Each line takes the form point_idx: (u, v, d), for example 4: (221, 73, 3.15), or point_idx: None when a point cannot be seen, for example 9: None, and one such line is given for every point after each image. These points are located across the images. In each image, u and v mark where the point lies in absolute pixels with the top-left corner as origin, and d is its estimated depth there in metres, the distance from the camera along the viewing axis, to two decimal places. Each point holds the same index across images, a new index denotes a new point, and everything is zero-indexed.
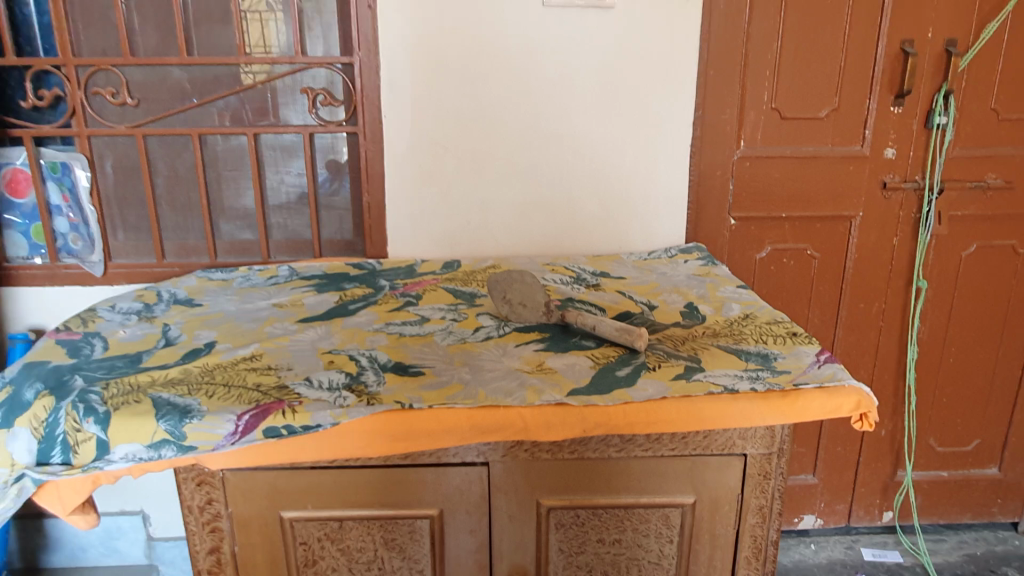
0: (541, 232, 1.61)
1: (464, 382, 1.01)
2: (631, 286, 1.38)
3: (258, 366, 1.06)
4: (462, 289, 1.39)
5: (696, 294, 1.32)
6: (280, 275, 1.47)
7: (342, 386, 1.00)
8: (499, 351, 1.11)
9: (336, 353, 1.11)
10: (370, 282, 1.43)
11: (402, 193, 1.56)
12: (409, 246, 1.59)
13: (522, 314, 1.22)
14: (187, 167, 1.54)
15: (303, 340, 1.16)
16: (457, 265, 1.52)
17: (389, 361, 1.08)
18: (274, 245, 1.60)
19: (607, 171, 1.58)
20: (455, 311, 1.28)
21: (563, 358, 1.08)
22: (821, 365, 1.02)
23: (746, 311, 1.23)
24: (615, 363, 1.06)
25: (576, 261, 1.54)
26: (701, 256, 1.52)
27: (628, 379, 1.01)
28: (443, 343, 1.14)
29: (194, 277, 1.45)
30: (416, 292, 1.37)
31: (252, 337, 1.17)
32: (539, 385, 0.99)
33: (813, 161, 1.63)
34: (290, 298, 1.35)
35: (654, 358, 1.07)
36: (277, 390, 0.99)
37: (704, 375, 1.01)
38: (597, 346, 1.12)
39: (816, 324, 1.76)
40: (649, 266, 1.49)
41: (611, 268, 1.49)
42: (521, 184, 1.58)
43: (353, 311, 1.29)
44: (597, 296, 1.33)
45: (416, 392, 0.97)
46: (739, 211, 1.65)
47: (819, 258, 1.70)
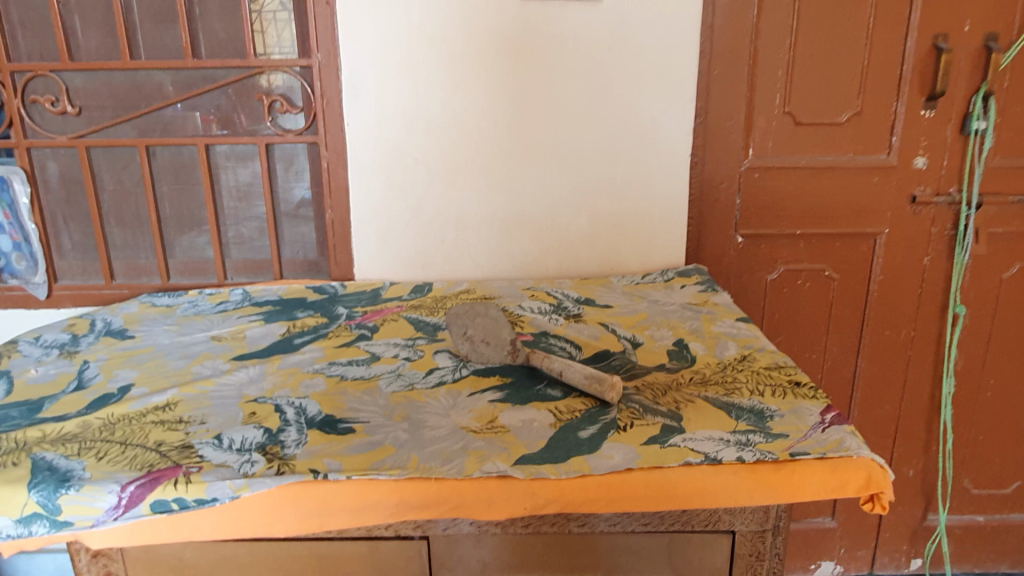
0: (523, 252, 1.45)
1: (397, 444, 0.85)
2: (615, 317, 1.21)
3: (168, 420, 0.92)
4: (425, 320, 1.23)
5: (688, 328, 1.15)
6: (231, 301, 1.34)
7: (254, 448, 0.85)
8: (448, 402, 0.95)
9: (260, 403, 0.96)
10: (326, 310, 1.28)
11: (368, 209, 1.41)
12: (376, 267, 1.44)
13: (483, 354, 1.06)
14: (134, 180, 1.41)
15: (230, 383, 1.02)
16: (427, 290, 1.38)
17: (318, 414, 0.93)
18: (230, 266, 1.46)
19: (597, 186, 1.41)
20: (409, 348, 1.12)
21: (521, 412, 0.92)
22: (826, 429, 0.84)
23: (743, 352, 1.06)
24: (580, 420, 0.90)
25: (559, 286, 1.38)
26: (701, 280, 1.34)
27: (591, 444, 0.84)
28: (386, 390, 0.99)
29: (136, 303, 1.33)
30: (373, 324, 1.22)
31: (175, 379, 1.04)
32: (483, 450, 0.83)
33: (832, 172, 1.44)
34: (232, 329, 1.20)
35: (627, 413, 0.91)
36: (178, 452, 0.85)
37: (683, 440, 0.84)
38: (564, 397, 0.96)
39: (835, 353, 1.57)
40: (640, 292, 1.32)
41: (597, 294, 1.33)
42: (501, 199, 1.42)
43: (297, 346, 1.14)
44: (575, 330, 1.16)
45: (337, 458, 0.82)
46: (746, 228, 1.47)
47: (838, 280, 1.51)
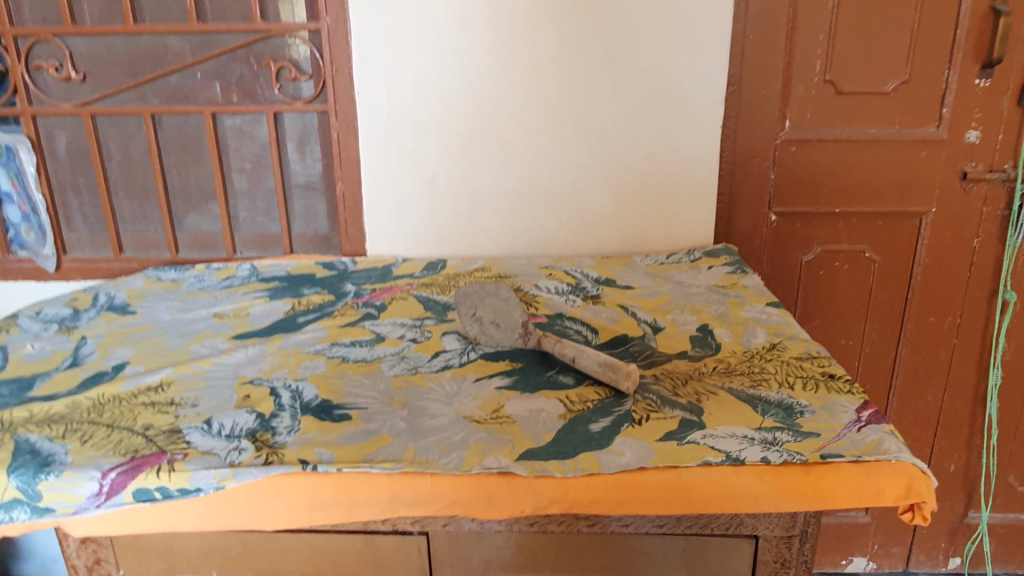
0: (541, 229, 1.38)
1: (394, 433, 0.80)
2: (635, 300, 1.14)
3: (159, 402, 0.88)
4: (435, 299, 1.17)
5: (713, 313, 1.07)
6: (238, 276, 1.29)
7: (244, 434, 0.80)
8: (452, 389, 0.89)
9: (256, 385, 0.91)
10: (334, 287, 1.23)
11: (380, 183, 1.35)
12: (389, 243, 1.39)
13: (492, 337, 1.00)
14: (141, 150, 1.36)
15: (228, 363, 0.98)
16: (440, 267, 1.32)
17: (315, 398, 0.88)
18: (239, 240, 1.41)
19: (621, 159, 1.33)
20: (416, 329, 1.06)
21: (528, 402, 0.86)
22: (861, 428, 0.77)
23: (773, 340, 0.98)
24: (592, 411, 0.83)
25: (579, 265, 1.31)
26: (730, 260, 1.26)
27: (602, 439, 0.78)
28: (388, 374, 0.93)
29: (141, 277, 1.29)
30: (380, 303, 1.16)
31: (172, 358, 0.99)
32: (485, 444, 0.77)
33: (875, 146, 1.34)
34: (235, 306, 1.16)
35: (643, 405, 0.84)
36: (165, 437, 0.80)
37: (703, 437, 0.78)
38: (576, 385, 0.89)
39: (873, 339, 1.48)
40: (664, 272, 1.24)
41: (619, 274, 1.25)
42: (518, 173, 1.34)
43: (300, 324, 1.09)
44: (592, 312, 1.09)
45: (329, 447, 0.77)
46: (781, 205, 1.38)
47: (879, 262, 1.42)
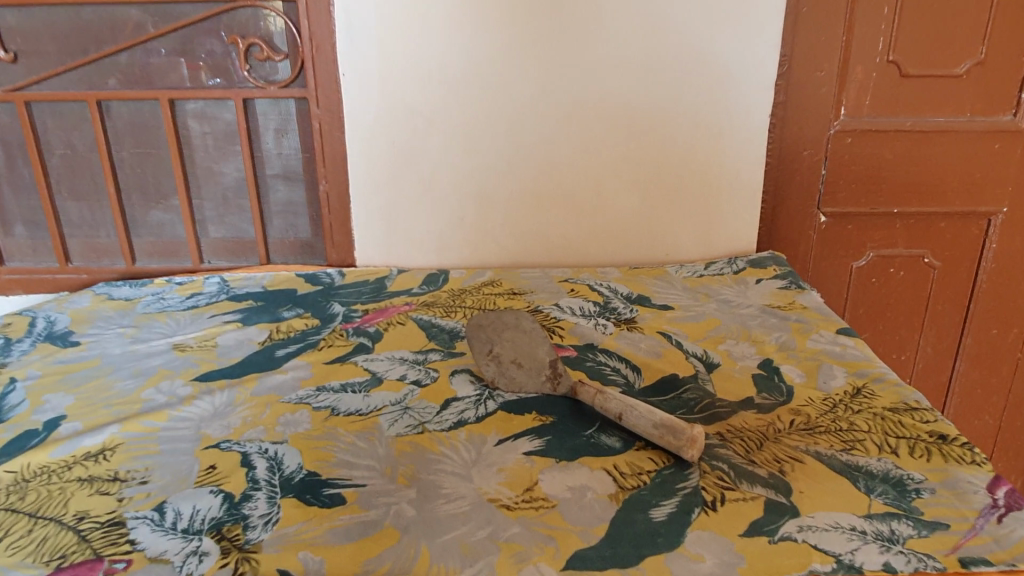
0: (558, 234, 1.20)
1: (401, 526, 0.62)
2: (677, 324, 0.96)
3: (98, 478, 0.69)
4: (440, 324, 0.99)
5: (775, 344, 0.90)
6: (205, 294, 1.10)
7: (206, 528, 0.62)
8: (470, 457, 0.71)
9: (223, 451, 0.73)
10: (319, 308, 1.04)
11: (372, 182, 1.16)
12: (382, 250, 1.21)
13: (513, 381, 0.82)
14: (86, 143, 1.15)
15: (188, 417, 0.79)
16: (442, 280, 1.14)
17: (298, 471, 0.69)
18: (207, 247, 1.22)
19: (652, 154, 1.15)
20: (419, 368, 0.88)
21: (568, 475, 0.68)
22: (1001, 516, 0.60)
23: (855, 383, 0.81)
24: (650, 489, 0.66)
25: (603, 277, 1.13)
26: (781, 272, 1.09)
27: (670, 535, 0.60)
28: (388, 433, 0.75)
29: (90, 295, 1.09)
30: (375, 331, 0.98)
31: (119, 409, 0.80)
32: (521, 544, 0.60)
33: (943, 137, 1.16)
34: (200, 335, 0.97)
35: (713, 480, 0.67)
36: (102, 533, 0.62)
37: (800, 531, 0.60)
38: (624, 450, 0.72)
39: (928, 355, 1.32)
40: (704, 288, 1.07)
41: (652, 290, 1.08)
42: (531, 169, 1.16)
43: (279, 360, 0.91)
44: (629, 343, 0.92)
45: (318, 551, 0.59)
46: (832, 205, 1.21)
47: (939, 268, 1.25)
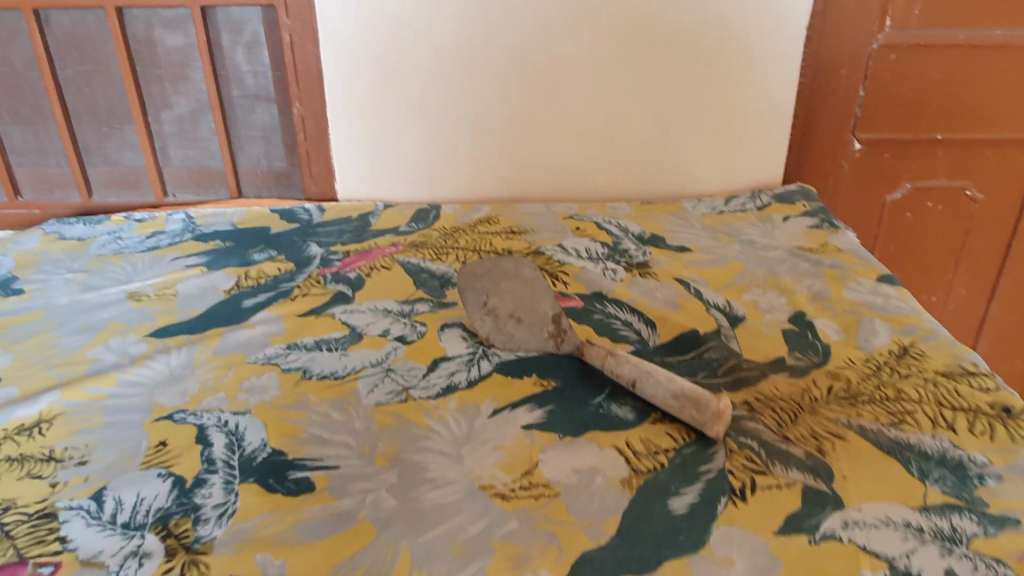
0: (563, 164, 1.08)
1: (379, 521, 0.53)
2: (696, 270, 0.85)
3: (30, 458, 0.60)
4: (429, 268, 0.88)
5: (807, 294, 0.79)
6: (167, 232, 0.99)
7: (151, 523, 0.53)
8: (460, 432, 0.61)
9: (176, 424, 0.63)
10: (294, 249, 0.93)
11: (353, 106, 1.03)
12: (366, 182, 1.09)
13: (511, 337, 0.73)
14: (27, 60, 1.02)
15: (139, 381, 0.69)
16: (433, 217, 1.02)
17: (261, 449, 0.60)
18: (171, 179, 1.10)
19: (671, 73, 1.01)
20: (405, 323, 0.78)
21: (573, 455, 0.59)
22: None
23: (901, 341, 0.70)
24: (668, 473, 0.57)
25: (612, 214, 1.01)
26: (812, 209, 0.98)
27: (694, 533, 0.51)
28: (367, 403, 0.65)
29: (39, 235, 0.98)
30: (356, 277, 0.87)
31: (61, 372, 0.70)
32: (518, 545, 0.50)
33: (998, 54, 1.04)
34: (160, 282, 0.86)
35: (742, 462, 0.57)
36: (27, 529, 0.53)
37: (846, 529, 0.51)
38: (638, 423, 0.62)
39: (962, 295, 1.24)
40: (724, 227, 0.96)
41: (667, 228, 0.97)
42: (533, 92, 1.02)
43: (247, 310, 0.80)
44: (642, 292, 0.81)
45: (279, 554, 0.50)
46: (869, 131, 1.09)
47: (982, 202, 1.15)
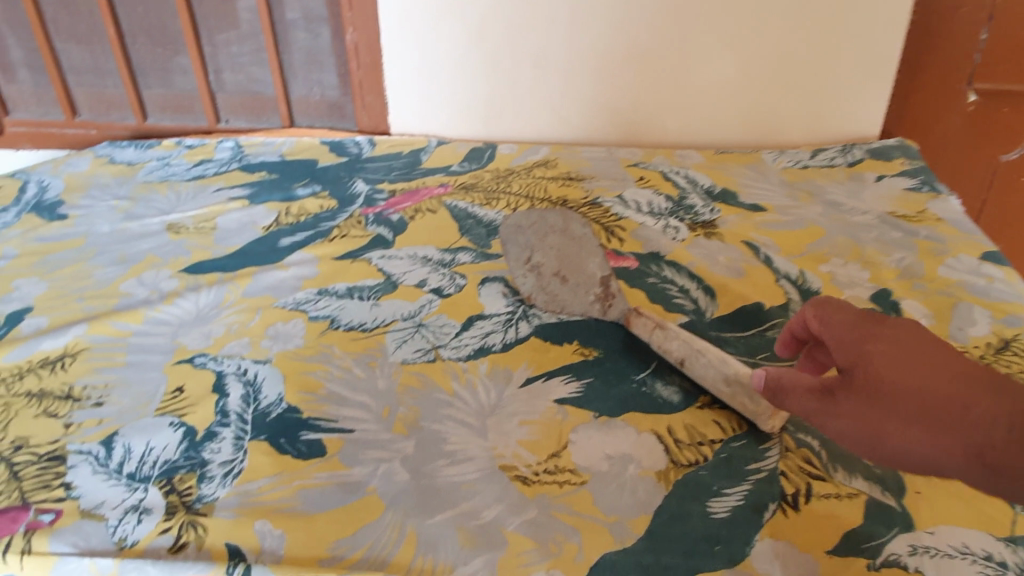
0: (632, 106, 0.99)
1: (388, 496, 0.49)
2: (769, 233, 0.77)
3: (49, 395, 0.59)
4: (475, 213, 0.82)
5: (895, 269, 0.70)
6: (214, 161, 0.96)
7: (156, 476, 0.51)
8: (487, 401, 0.57)
9: (196, 369, 0.61)
10: (339, 186, 0.89)
11: (409, 34, 0.96)
12: (421, 116, 1.03)
13: (554, 299, 0.67)
14: None
15: (165, 319, 0.67)
16: (488, 157, 0.96)
17: (277, 405, 0.57)
18: (223, 104, 1.06)
19: (762, 7, 0.90)
20: (444, 274, 0.72)
21: (607, 439, 0.53)
22: None
23: (1002, 333, 0.61)
24: (712, 469, 0.50)
25: (681, 163, 0.93)
26: (911, 169, 0.87)
27: (733, 543, 0.45)
28: (392, 360, 0.61)
29: (89, 158, 0.97)
30: (398, 220, 0.82)
31: (92, 305, 0.69)
32: (533, 539, 0.46)
33: None
34: (200, 213, 0.83)
35: (798, 463, 0.50)
36: (35, 472, 0.52)
37: (913, 556, 0.44)
38: (684, 407, 0.56)
39: None
40: (806, 185, 0.86)
41: (741, 183, 0.87)
42: (604, 25, 0.93)
43: (282, 249, 0.77)
44: (705, 255, 0.73)
45: (279, 523, 0.47)
46: (986, 81, 0.96)
47: None
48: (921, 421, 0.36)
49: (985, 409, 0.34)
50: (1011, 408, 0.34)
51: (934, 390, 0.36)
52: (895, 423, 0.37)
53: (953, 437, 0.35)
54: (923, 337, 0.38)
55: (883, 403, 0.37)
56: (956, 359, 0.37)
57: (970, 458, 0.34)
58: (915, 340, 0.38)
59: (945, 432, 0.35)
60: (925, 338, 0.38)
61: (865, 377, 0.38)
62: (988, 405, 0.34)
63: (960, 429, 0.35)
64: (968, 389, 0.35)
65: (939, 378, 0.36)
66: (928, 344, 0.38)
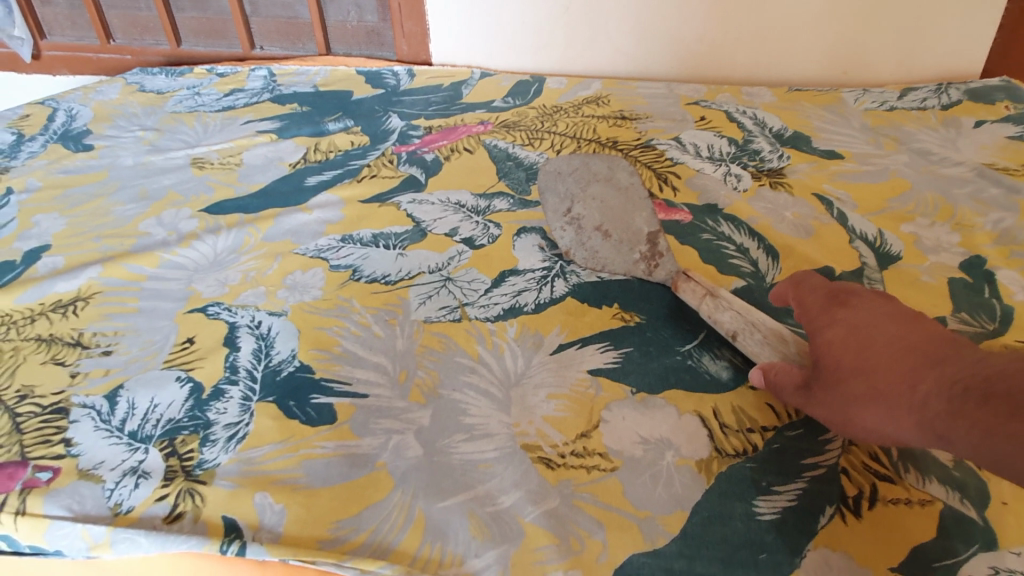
0: (696, 38, 0.90)
1: (397, 473, 0.45)
2: (844, 185, 0.68)
3: (58, 342, 0.56)
4: (516, 154, 0.76)
5: (991, 232, 0.61)
6: (246, 90, 0.91)
7: (158, 435, 0.48)
8: (513, 369, 0.51)
9: (208, 319, 0.57)
10: (373, 120, 0.83)
11: None
12: (465, 45, 0.95)
13: (595, 256, 0.60)
14: None
15: (181, 263, 0.63)
16: (534, 92, 0.88)
17: (288, 363, 0.53)
18: (257, 30, 1.01)
19: None
20: (477, 222, 0.67)
21: (643, 420, 0.47)
22: None
23: None
24: (762, 461, 0.44)
25: (749, 102, 0.83)
26: (1017, 114, 0.76)
27: (779, 551, 0.40)
28: (414, 318, 0.56)
29: (120, 86, 0.93)
30: (432, 160, 0.76)
31: (109, 245, 0.66)
32: (553, 533, 0.41)
33: None
34: (226, 148, 0.79)
35: (861, 460, 0.44)
36: (37, 424, 0.49)
37: None
38: (733, 386, 0.50)
39: None
40: (891, 131, 0.76)
41: (815, 126, 0.78)
42: None
43: (308, 188, 0.72)
44: (769, 209, 0.65)
45: (280, 497, 0.43)
46: None
47: None
48: (872, 397, 0.38)
49: (920, 377, 0.36)
50: (944, 373, 0.36)
51: (879, 366, 0.38)
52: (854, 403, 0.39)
53: (898, 408, 0.36)
54: (879, 318, 0.41)
55: (840, 386, 0.40)
56: (904, 331, 0.39)
57: (916, 427, 0.36)
58: (871, 321, 0.41)
59: (890, 405, 0.37)
60: (880, 318, 0.41)
61: (827, 363, 0.41)
62: (922, 373, 0.36)
63: (902, 400, 0.36)
64: (904, 359, 0.38)
65: (882, 354, 0.39)
66: (885, 322, 0.41)
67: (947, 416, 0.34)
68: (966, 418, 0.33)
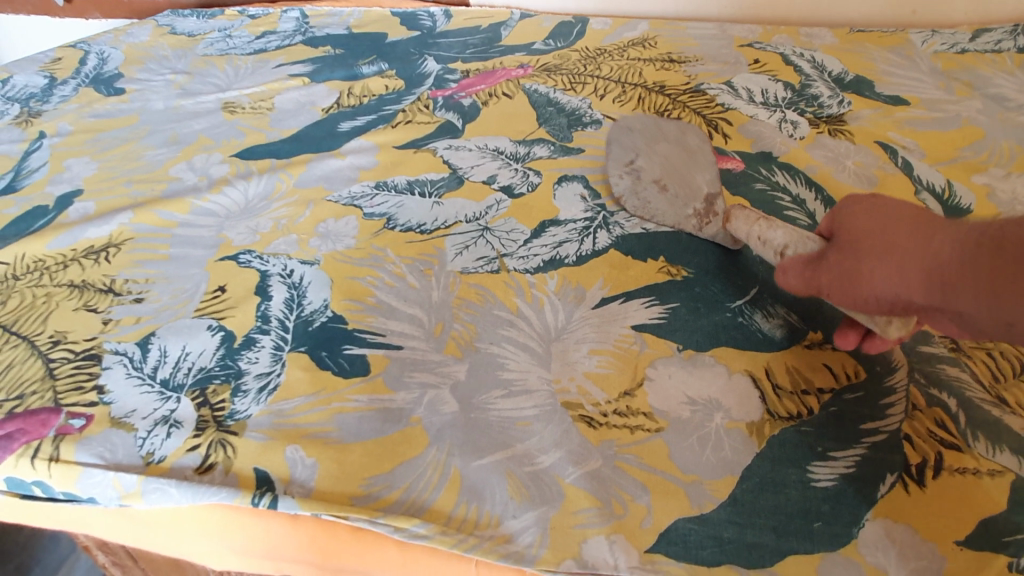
0: None
1: (433, 429, 0.43)
2: (910, 132, 0.63)
3: (90, 288, 0.55)
4: (557, 98, 0.72)
5: None
6: (278, 32, 0.88)
7: (189, 385, 0.47)
8: (554, 323, 0.49)
9: (239, 267, 0.56)
10: (408, 64, 0.80)
11: None
12: None
13: (646, 206, 0.58)
14: None
15: (212, 209, 0.61)
16: (577, 34, 0.84)
17: (321, 313, 0.51)
18: None
19: None
20: (516, 169, 0.64)
21: (691, 379, 0.45)
22: None
23: None
24: (818, 426, 0.42)
25: (807, 44, 0.78)
26: None
27: (837, 522, 0.37)
28: (450, 268, 0.54)
29: (151, 28, 0.91)
30: (470, 105, 0.73)
31: (139, 190, 0.64)
32: (594, 495, 0.39)
33: None
34: (258, 91, 0.77)
35: (926, 427, 0.41)
36: (70, 370, 0.48)
37: None
38: (787, 345, 0.47)
39: None
40: (963, 74, 0.71)
41: (880, 69, 0.73)
42: None
43: (341, 133, 0.70)
44: (829, 158, 0.61)
45: (312, 451, 0.42)
46: None
47: None
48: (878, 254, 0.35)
49: (934, 235, 0.33)
50: (960, 229, 0.32)
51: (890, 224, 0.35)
52: (857, 270, 0.35)
53: (905, 263, 0.33)
54: (896, 201, 0.38)
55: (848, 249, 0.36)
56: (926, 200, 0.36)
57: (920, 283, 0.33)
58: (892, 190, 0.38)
59: (893, 257, 0.34)
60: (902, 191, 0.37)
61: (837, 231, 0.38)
62: (935, 229, 0.33)
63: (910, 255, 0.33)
64: (918, 221, 0.34)
65: (896, 214, 0.35)
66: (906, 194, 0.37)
67: (956, 267, 0.31)
68: (976, 267, 0.30)
